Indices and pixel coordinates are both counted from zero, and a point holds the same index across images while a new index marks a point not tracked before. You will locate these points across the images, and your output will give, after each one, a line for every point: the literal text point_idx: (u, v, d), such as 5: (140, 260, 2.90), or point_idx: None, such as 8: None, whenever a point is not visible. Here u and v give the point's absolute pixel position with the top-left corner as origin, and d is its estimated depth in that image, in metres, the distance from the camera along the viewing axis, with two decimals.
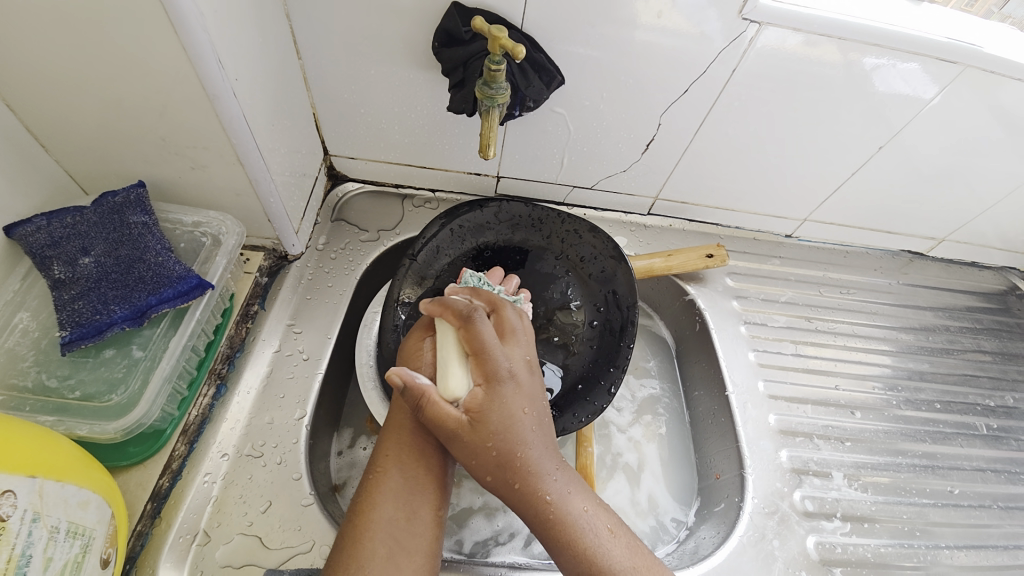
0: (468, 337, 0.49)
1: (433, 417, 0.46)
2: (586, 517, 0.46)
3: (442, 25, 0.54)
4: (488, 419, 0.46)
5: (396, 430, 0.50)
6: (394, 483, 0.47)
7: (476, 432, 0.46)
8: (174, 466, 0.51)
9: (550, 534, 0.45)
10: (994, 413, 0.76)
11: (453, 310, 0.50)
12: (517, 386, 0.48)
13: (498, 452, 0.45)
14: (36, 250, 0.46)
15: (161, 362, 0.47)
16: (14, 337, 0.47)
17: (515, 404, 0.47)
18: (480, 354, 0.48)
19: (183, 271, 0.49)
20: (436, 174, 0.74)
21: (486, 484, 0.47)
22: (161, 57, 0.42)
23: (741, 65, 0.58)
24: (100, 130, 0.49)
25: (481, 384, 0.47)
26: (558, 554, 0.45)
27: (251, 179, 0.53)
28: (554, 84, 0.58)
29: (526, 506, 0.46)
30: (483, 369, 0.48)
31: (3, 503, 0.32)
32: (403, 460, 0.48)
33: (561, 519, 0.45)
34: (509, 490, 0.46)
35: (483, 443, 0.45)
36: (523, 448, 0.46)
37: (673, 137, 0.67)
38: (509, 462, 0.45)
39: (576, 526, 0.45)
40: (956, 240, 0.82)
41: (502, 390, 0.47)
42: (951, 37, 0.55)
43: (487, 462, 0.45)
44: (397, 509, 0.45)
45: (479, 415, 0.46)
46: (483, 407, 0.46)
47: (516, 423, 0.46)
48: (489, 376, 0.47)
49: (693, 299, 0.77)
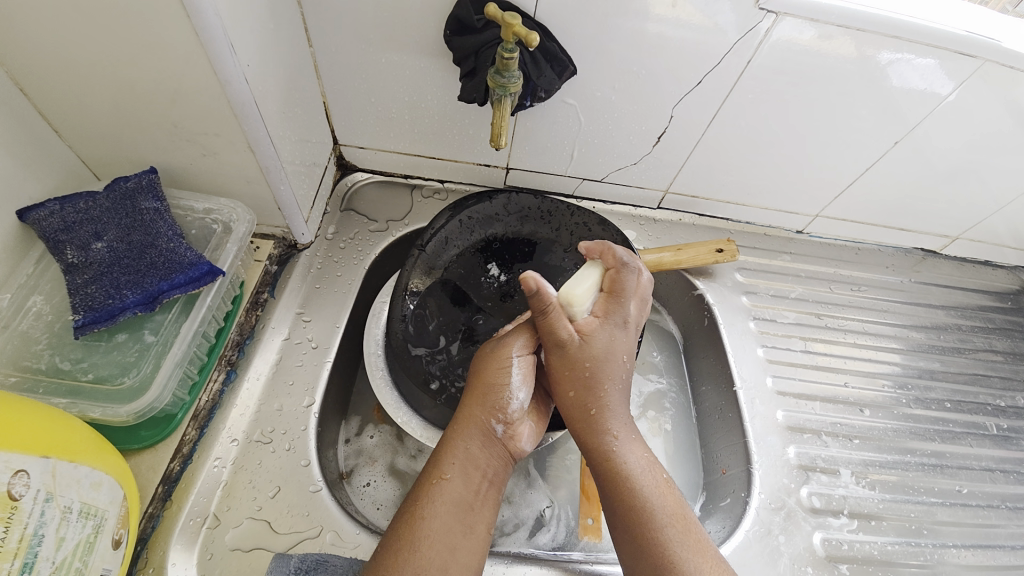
0: (614, 279, 0.54)
1: (551, 326, 0.50)
2: (644, 468, 0.50)
3: (454, 13, 0.53)
4: (593, 345, 0.51)
5: (462, 428, 0.50)
6: (454, 498, 0.46)
7: (581, 350, 0.51)
8: (184, 450, 0.51)
9: (612, 470, 0.49)
10: (1004, 413, 0.75)
11: (611, 252, 0.55)
12: (626, 335, 0.54)
13: (591, 373, 0.51)
14: (50, 234, 0.47)
15: (172, 347, 0.48)
16: (28, 320, 0.47)
17: (619, 346, 0.52)
18: (613, 295, 0.54)
19: (195, 257, 0.50)
20: (445, 164, 0.74)
21: (564, 406, 0.52)
22: (173, 41, 0.42)
23: (756, 57, 0.57)
24: (114, 115, 0.49)
25: (600, 316, 0.53)
26: (614, 487, 0.48)
27: (261, 166, 0.53)
28: (566, 74, 0.58)
29: (594, 438, 0.51)
30: (607, 307, 0.53)
31: (17, 482, 0.33)
32: (466, 472, 0.48)
33: (621, 461, 0.49)
34: (586, 414, 0.51)
35: (582, 363, 0.51)
36: (608, 382, 0.51)
37: (684, 130, 0.66)
38: (597, 388, 0.51)
39: (634, 472, 0.49)
40: (970, 238, 0.81)
41: (615, 330, 0.53)
42: (970, 30, 0.54)
43: (578, 379, 0.51)
44: (455, 520, 0.45)
45: (587, 338, 0.51)
46: (593, 334, 0.52)
47: (614, 361, 0.52)
48: (610, 317, 0.53)
49: (702, 294, 0.77)
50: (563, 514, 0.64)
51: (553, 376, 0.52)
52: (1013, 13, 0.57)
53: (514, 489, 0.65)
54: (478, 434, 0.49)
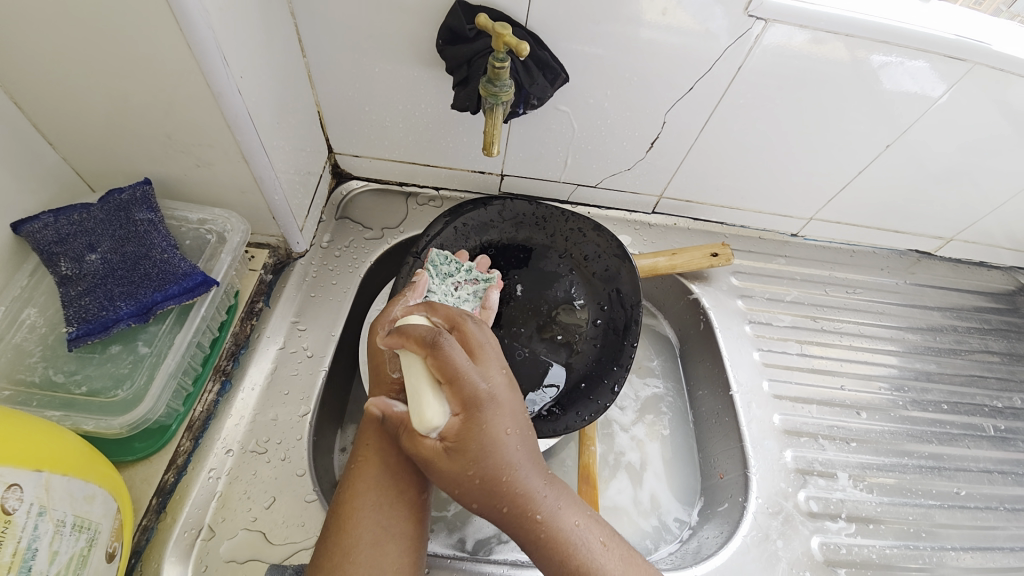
0: (437, 366, 0.41)
1: (413, 448, 0.43)
2: (583, 535, 0.44)
3: (446, 23, 0.54)
4: (468, 450, 0.41)
5: (373, 421, 0.49)
6: (374, 476, 0.46)
7: (454, 463, 0.41)
8: (179, 462, 0.51)
9: (556, 561, 0.43)
10: (1001, 414, 0.75)
11: (415, 338, 0.43)
12: (498, 412, 0.42)
13: (483, 479, 0.41)
14: (44, 247, 0.47)
15: (166, 358, 0.48)
16: (21, 333, 0.47)
17: (498, 424, 0.42)
18: (453, 382, 0.41)
19: (189, 268, 0.50)
20: (439, 172, 0.74)
21: (475, 511, 0.44)
22: (165, 55, 0.42)
23: (747, 62, 0.57)
24: (107, 127, 0.49)
25: (460, 414, 0.41)
26: (553, 570, 0.43)
27: (255, 176, 0.54)
28: (558, 81, 0.58)
29: (524, 532, 0.43)
30: (460, 398, 0.41)
31: (10, 496, 0.33)
32: (383, 451, 0.47)
33: (558, 543, 0.43)
34: (503, 513, 0.43)
35: (463, 475, 0.41)
36: (510, 470, 0.42)
37: (677, 135, 0.67)
38: (497, 487, 0.42)
39: (575, 547, 0.43)
40: (964, 240, 0.81)
41: (485, 415, 0.41)
42: (959, 34, 0.55)
43: (473, 491, 0.42)
44: (381, 493, 0.45)
45: (457, 446, 0.41)
46: (462, 437, 0.41)
47: (499, 450, 0.41)
48: (468, 411, 0.41)
49: (697, 298, 0.77)
50: None
51: (449, 492, 0.43)
52: (1009, 14, 0.57)
53: None
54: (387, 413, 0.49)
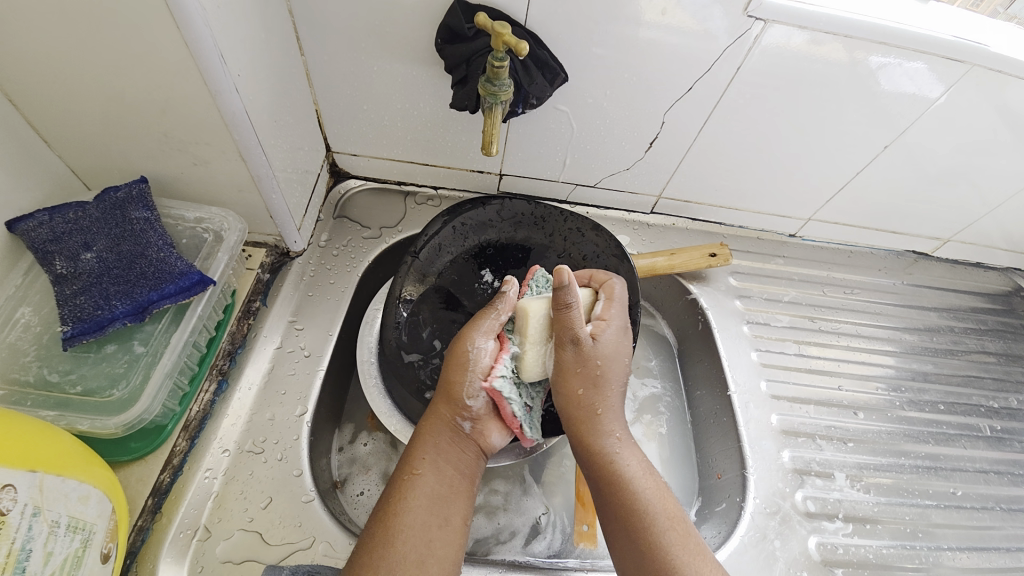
0: (609, 289, 0.57)
1: (569, 323, 0.53)
2: (641, 473, 0.49)
3: (444, 22, 0.54)
4: (605, 343, 0.53)
5: (431, 437, 0.50)
6: (427, 489, 0.46)
7: (590, 347, 0.53)
8: (175, 461, 0.50)
9: (613, 470, 0.49)
10: (997, 415, 0.76)
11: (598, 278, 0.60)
12: (624, 338, 0.55)
13: (603, 370, 0.53)
14: (38, 245, 0.46)
15: (162, 357, 0.47)
16: (16, 332, 0.47)
17: (626, 348, 0.55)
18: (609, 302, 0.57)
19: (185, 267, 0.49)
20: (437, 171, 0.74)
21: (572, 400, 0.52)
22: (162, 53, 0.42)
23: (746, 62, 0.57)
24: (103, 125, 0.49)
25: (609, 321, 0.55)
26: (617, 485, 0.48)
27: (252, 175, 0.53)
28: (557, 81, 0.58)
29: (598, 437, 0.51)
30: (608, 313, 0.55)
31: (3, 497, 0.32)
32: (437, 468, 0.48)
33: (621, 461, 0.49)
34: (591, 411, 0.52)
35: (593, 358, 0.52)
36: (611, 383, 0.53)
37: (676, 135, 0.67)
38: (604, 384, 0.53)
39: (633, 474, 0.48)
40: (961, 241, 0.82)
41: (618, 329, 0.55)
42: (956, 35, 0.55)
43: (588, 375, 0.52)
44: (430, 514, 0.45)
45: (598, 337, 0.53)
46: (604, 334, 0.54)
47: (619, 361, 0.54)
48: (614, 318, 0.55)
49: (695, 298, 0.77)
50: (558, 522, 0.64)
51: (563, 371, 0.53)
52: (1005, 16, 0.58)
53: (509, 497, 0.64)
54: (445, 430, 0.50)
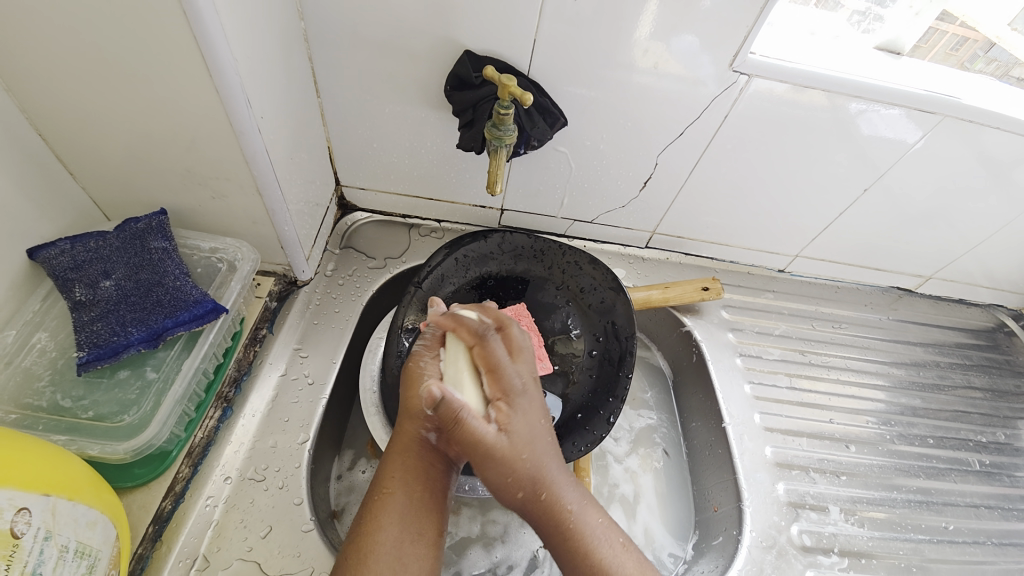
0: (483, 354, 0.50)
1: (469, 435, 0.45)
2: (604, 534, 0.48)
3: (454, 71, 0.58)
4: (518, 432, 0.47)
5: (401, 453, 0.48)
6: (402, 509, 0.46)
7: (510, 448, 0.46)
8: (177, 488, 0.50)
9: (575, 551, 0.46)
10: (986, 449, 0.77)
11: (466, 327, 0.51)
12: (525, 407, 0.49)
13: (529, 463, 0.47)
14: (59, 273, 0.48)
15: (173, 384, 0.48)
16: (31, 356, 0.48)
17: (536, 421, 0.49)
18: (494, 371, 0.49)
19: (200, 295, 0.51)
20: (442, 206, 0.77)
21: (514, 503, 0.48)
22: (192, 95, 0.45)
23: (735, 107, 0.62)
24: (127, 158, 0.51)
25: (506, 400, 0.48)
26: (574, 566, 0.46)
27: (267, 208, 0.56)
28: (557, 125, 0.62)
29: (549, 525, 0.47)
30: (500, 386, 0.49)
31: (19, 520, 0.33)
32: (410, 485, 0.47)
33: (581, 538, 0.46)
34: (537, 503, 0.47)
35: (516, 459, 0.46)
36: (547, 462, 0.48)
37: (669, 176, 0.71)
38: (537, 473, 0.47)
39: (596, 547, 0.46)
40: (942, 278, 0.85)
41: (521, 401, 0.49)
42: (928, 89, 0.60)
43: (522, 476, 0.47)
44: (402, 530, 0.45)
45: (510, 430, 0.47)
46: (511, 422, 0.47)
47: (540, 436, 0.48)
48: (504, 391, 0.49)
49: (690, 330, 0.79)
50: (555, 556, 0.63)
51: (494, 485, 0.47)
52: (985, 58, 0.64)
53: (506, 529, 0.64)
54: (416, 446, 0.48)
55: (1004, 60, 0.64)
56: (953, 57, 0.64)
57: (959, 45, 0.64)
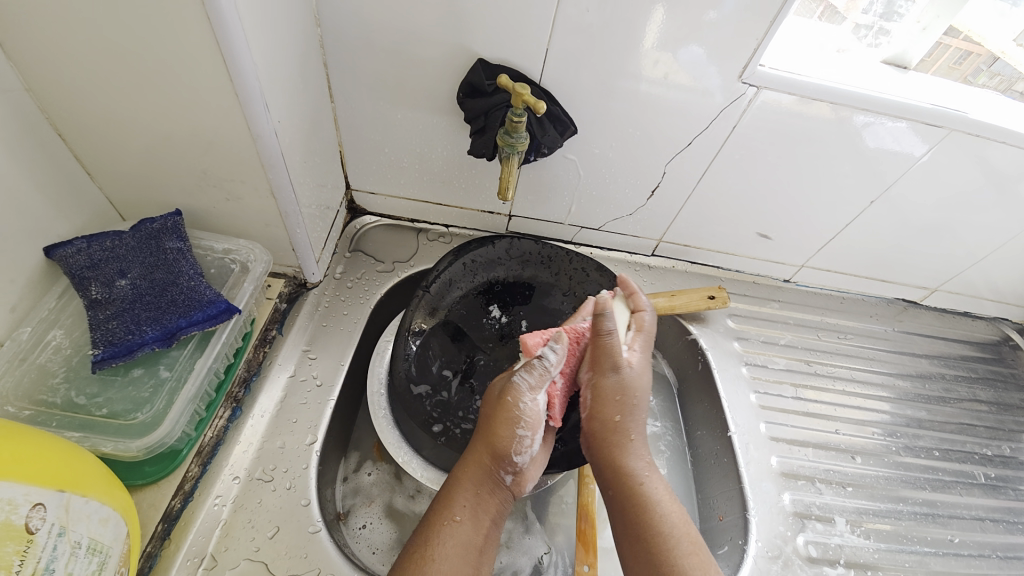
0: (640, 320, 0.62)
1: (611, 348, 0.58)
2: (665, 497, 0.53)
3: (467, 79, 0.59)
4: (640, 375, 0.59)
5: (474, 484, 0.52)
6: (466, 539, 0.49)
7: (630, 377, 0.58)
8: (186, 488, 0.51)
9: (642, 492, 0.53)
10: (992, 462, 0.77)
11: (638, 297, 0.63)
12: (649, 368, 0.60)
13: (637, 399, 0.57)
14: (76, 271, 0.49)
15: (186, 383, 0.49)
16: (46, 353, 0.48)
17: (648, 384, 0.60)
18: (639, 335, 0.61)
19: (214, 295, 0.51)
20: (450, 211, 0.78)
21: (604, 424, 0.57)
22: (213, 99, 0.46)
23: (743, 119, 0.62)
24: (146, 160, 0.52)
25: (638, 353, 0.60)
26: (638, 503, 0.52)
27: (281, 211, 0.57)
28: (567, 133, 0.63)
29: (625, 455, 0.55)
30: (640, 345, 0.61)
31: (34, 516, 0.33)
32: (477, 516, 0.50)
33: (648, 485, 0.53)
34: (624, 435, 0.56)
35: (631, 388, 0.57)
36: (642, 412, 0.58)
37: (676, 185, 0.72)
38: (637, 411, 0.57)
39: (658, 498, 0.53)
40: (948, 290, 0.85)
41: (646, 362, 0.61)
42: (935, 103, 0.60)
43: (625, 403, 0.57)
44: (464, 563, 0.48)
45: (635, 368, 0.59)
46: (636, 367, 0.59)
47: (646, 392, 0.59)
48: (642, 345, 0.61)
49: (695, 338, 0.80)
50: (560, 562, 0.63)
51: (598, 398, 0.57)
52: (988, 71, 0.65)
53: (511, 535, 0.64)
54: (487, 479, 0.52)
55: (1007, 75, 0.65)
56: (957, 70, 0.64)
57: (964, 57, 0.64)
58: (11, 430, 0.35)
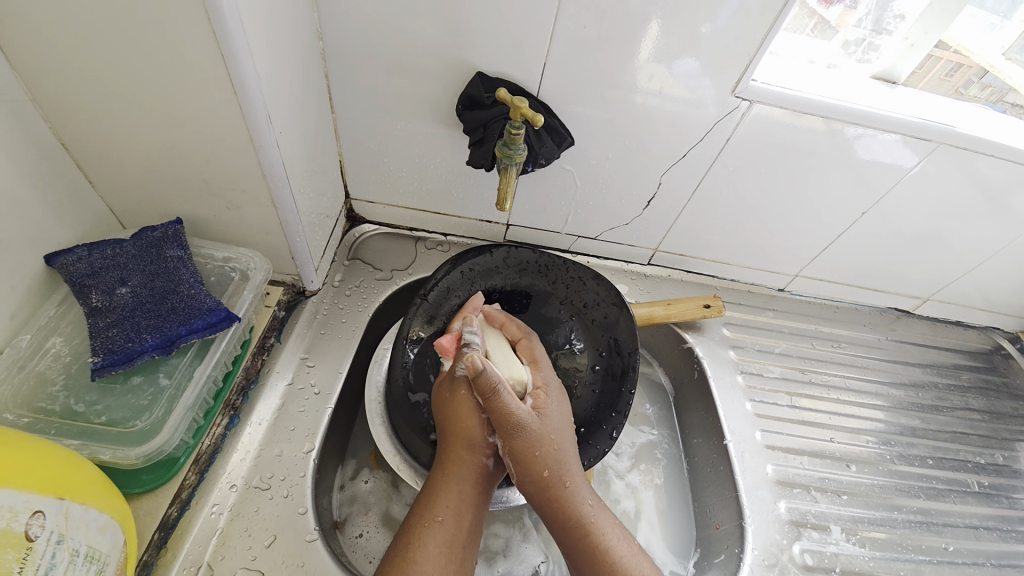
0: (530, 348, 0.63)
1: (507, 406, 0.54)
2: (618, 535, 0.54)
3: (466, 91, 0.60)
4: (552, 416, 0.57)
5: (456, 482, 0.53)
6: (446, 538, 0.50)
7: (543, 425, 0.55)
8: (183, 496, 0.51)
9: (592, 545, 0.52)
10: (984, 470, 0.77)
11: (514, 324, 0.65)
12: (562, 400, 0.59)
13: (556, 445, 0.55)
14: (77, 279, 0.49)
15: (185, 391, 0.49)
16: (45, 361, 0.49)
17: (567, 416, 0.59)
18: (536, 363, 0.61)
19: (214, 303, 0.52)
20: (448, 220, 0.79)
21: (538, 483, 0.54)
22: (216, 109, 0.47)
23: (736, 132, 0.64)
24: (147, 169, 0.53)
25: (544, 388, 0.59)
26: (591, 556, 0.52)
27: (281, 220, 0.57)
28: (565, 145, 0.64)
29: (567, 507, 0.54)
30: (540, 377, 0.60)
31: (34, 523, 0.33)
32: (457, 516, 0.51)
33: (599, 532, 0.53)
34: (560, 487, 0.54)
35: (547, 437, 0.55)
36: (569, 456, 0.56)
37: (672, 195, 0.73)
38: (563, 458, 0.55)
39: (611, 542, 0.52)
40: (939, 300, 0.87)
41: (556, 394, 0.59)
42: (923, 117, 0.62)
43: (548, 455, 0.54)
44: (446, 560, 0.49)
45: (545, 411, 0.57)
46: (545, 403, 0.58)
47: (567, 427, 0.58)
48: (543, 379, 0.60)
49: (691, 347, 0.80)
50: (556, 571, 0.63)
51: (520, 462, 0.54)
52: (979, 83, 0.67)
53: (508, 543, 0.64)
54: (473, 474, 0.54)
55: (998, 87, 0.67)
56: (947, 82, 0.66)
57: (956, 68, 0.66)
58: (17, 439, 0.36)
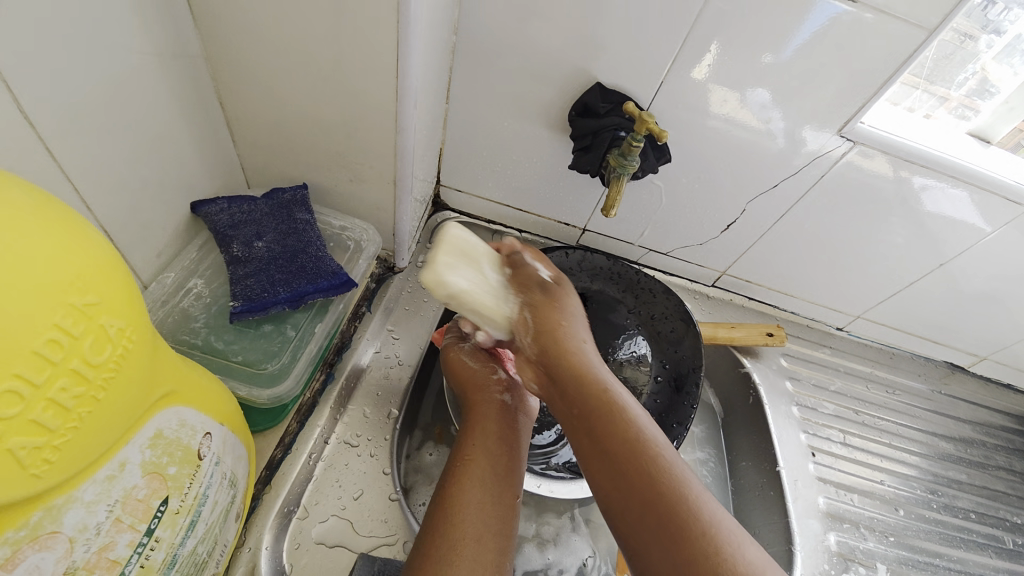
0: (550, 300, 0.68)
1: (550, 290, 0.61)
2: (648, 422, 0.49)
3: (582, 98, 0.63)
4: (576, 315, 0.61)
5: (480, 427, 0.54)
6: (477, 476, 0.49)
7: (552, 310, 0.60)
8: (286, 440, 0.55)
9: (620, 423, 0.48)
10: (1019, 531, 0.78)
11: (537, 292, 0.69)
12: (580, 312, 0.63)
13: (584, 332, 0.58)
14: (221, 229, 0.54)
15: (309, 343, 0.54)
16: (188, 299, 0.54)
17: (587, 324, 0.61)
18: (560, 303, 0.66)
19: (337, 267, 0.56)
20: (528, 217, 0.82)
21: (575, 362, 0.54)
22: (369, 90, 0.50)
23: (827, 173, 0.66)
24: (287, 136, 0.57)
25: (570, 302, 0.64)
26: (618, 436, 0.47)
27: (396, 198, 0.61)
28: (664, 159, 0.66)
29: (592, 383, 0.51)
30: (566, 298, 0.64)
31: (205, 443, 0.37)
32: (482, 451, 0.51)
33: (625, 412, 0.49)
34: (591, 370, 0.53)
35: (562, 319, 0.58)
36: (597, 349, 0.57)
37: (752, 222, 0.74)
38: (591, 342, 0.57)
39: (636, 421, 0.48)
40: (996, 360, 0.86)
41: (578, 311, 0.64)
42: (1017, 180, 0.62)
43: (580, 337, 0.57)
44: (484, 492, 0.48)
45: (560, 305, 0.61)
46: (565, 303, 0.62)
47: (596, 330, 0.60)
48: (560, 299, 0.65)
49: (748, 372, 0.81)
50: (602, 567, 0.66)
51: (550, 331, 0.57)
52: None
53: (559, 532, 0.67)
54: (493, 415, 0.55)
55: None
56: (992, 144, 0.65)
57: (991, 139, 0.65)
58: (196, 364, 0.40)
